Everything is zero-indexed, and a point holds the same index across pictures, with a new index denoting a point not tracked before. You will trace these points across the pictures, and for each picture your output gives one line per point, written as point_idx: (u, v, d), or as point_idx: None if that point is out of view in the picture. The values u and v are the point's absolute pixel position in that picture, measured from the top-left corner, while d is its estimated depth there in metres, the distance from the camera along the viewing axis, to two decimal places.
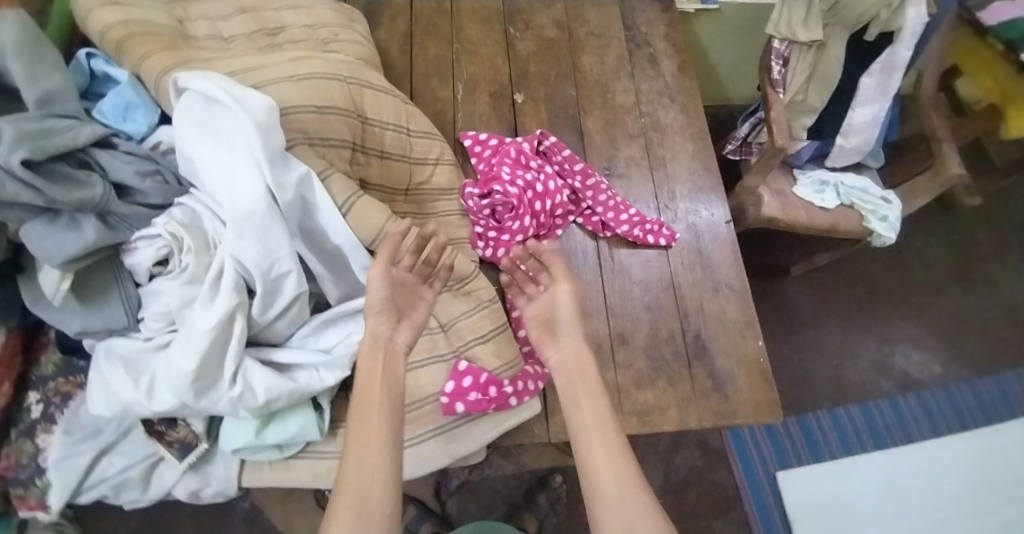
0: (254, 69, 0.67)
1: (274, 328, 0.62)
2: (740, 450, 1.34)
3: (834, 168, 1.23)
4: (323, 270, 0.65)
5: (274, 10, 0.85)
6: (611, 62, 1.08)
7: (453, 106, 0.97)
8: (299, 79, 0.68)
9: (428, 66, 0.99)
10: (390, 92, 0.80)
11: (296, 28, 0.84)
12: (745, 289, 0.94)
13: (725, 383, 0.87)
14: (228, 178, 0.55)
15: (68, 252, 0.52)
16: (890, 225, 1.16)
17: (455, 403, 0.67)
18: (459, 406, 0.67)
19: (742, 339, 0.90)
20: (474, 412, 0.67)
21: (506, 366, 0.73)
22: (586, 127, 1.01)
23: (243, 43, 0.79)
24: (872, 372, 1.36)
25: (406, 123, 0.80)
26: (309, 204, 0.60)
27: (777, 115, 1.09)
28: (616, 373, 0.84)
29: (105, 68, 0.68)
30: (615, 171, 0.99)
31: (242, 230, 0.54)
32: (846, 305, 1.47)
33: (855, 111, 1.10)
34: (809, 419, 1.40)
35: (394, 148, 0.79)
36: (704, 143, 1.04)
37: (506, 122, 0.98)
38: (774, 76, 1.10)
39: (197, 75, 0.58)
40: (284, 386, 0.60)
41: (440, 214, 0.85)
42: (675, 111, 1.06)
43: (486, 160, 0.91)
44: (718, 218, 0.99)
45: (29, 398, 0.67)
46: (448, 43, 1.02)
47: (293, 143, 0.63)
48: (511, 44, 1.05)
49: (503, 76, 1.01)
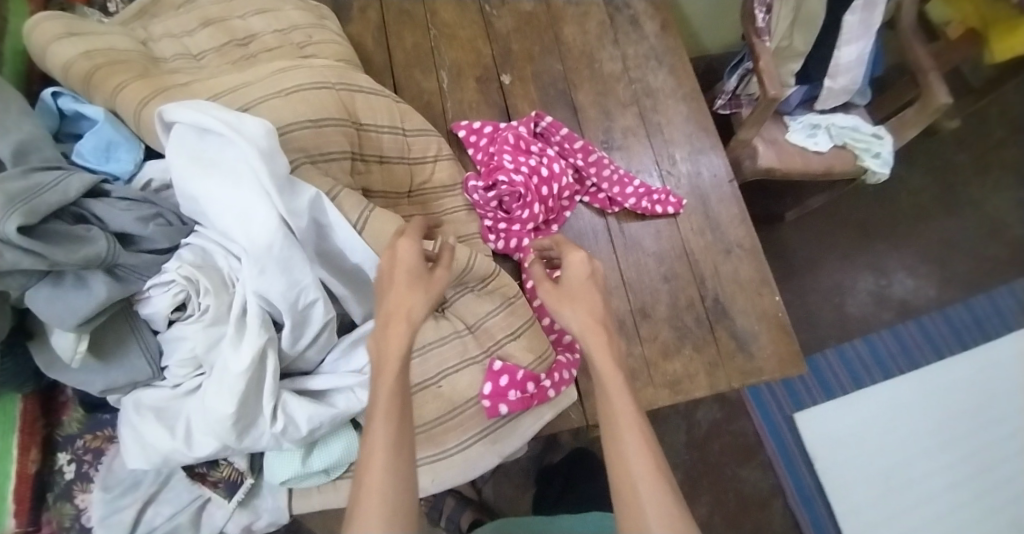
0: (240, 89, 0.63)
1: (304, 356, 0.61)
2: (757, 399, 1.36)
3: (823, 111, 1.23)
4: (345, 291, 0.62)
5: (241, 18, 0.80)
6: (593, 29, 1.05)
7: (440, 97, 0.93)
8: (290, 94, 0.64)
9: (408, 57, 0.95)
10: (380, 92, 0.75)
11: (267, 34, 0.79)
12: (756, 246, 0.94)
13: (749, 342, 0.88)
14: (239, 213, 0.52)
15: (80, 314, 0.49)
16: (884, 161, 1.17)
17: (498, 404, 0.67)
18: (502, 408, 0.67)
19: (759, 296, 0.91)
20: (517, 411, 0.68)
21: (540, 360, 0.72)
22: (578, 102, 0.99)
23: (215, 58, 0.74)
24: (872, 304, 1.51)
25: (401, 123, 0.77)
26: (323, 226, 0.58)
27: (765, 65, 1.07)
28: (642, 348, 0.84)
29: (74, 105, 0.63)
30: (614, 143, 0.97)
31: (264, 264, 0.52)
32: (840, 244, 1.55)
33: (840, 51, 1.10)
34: (819, 360, 1.41)
35: (393, 151, 0.76)
36: (697, 102, 1.03)
37: (497, 107, 0.95)
38: (758, 25, 1.08)
39: (184, 104, 0.54)
40: (326, 413, 0.59)
41: (446, 211, 0.82)
42: (664, 74, 1.04)
43: (484, 149, 0.89)
44: (720, 177, 0.99)
45: (59, 459, 0.64)
46: (425, 30, 0.97)
47: (296, 163, 0.60)
48: (489, 22, 1.00)
49: (486, 58, 0.98)
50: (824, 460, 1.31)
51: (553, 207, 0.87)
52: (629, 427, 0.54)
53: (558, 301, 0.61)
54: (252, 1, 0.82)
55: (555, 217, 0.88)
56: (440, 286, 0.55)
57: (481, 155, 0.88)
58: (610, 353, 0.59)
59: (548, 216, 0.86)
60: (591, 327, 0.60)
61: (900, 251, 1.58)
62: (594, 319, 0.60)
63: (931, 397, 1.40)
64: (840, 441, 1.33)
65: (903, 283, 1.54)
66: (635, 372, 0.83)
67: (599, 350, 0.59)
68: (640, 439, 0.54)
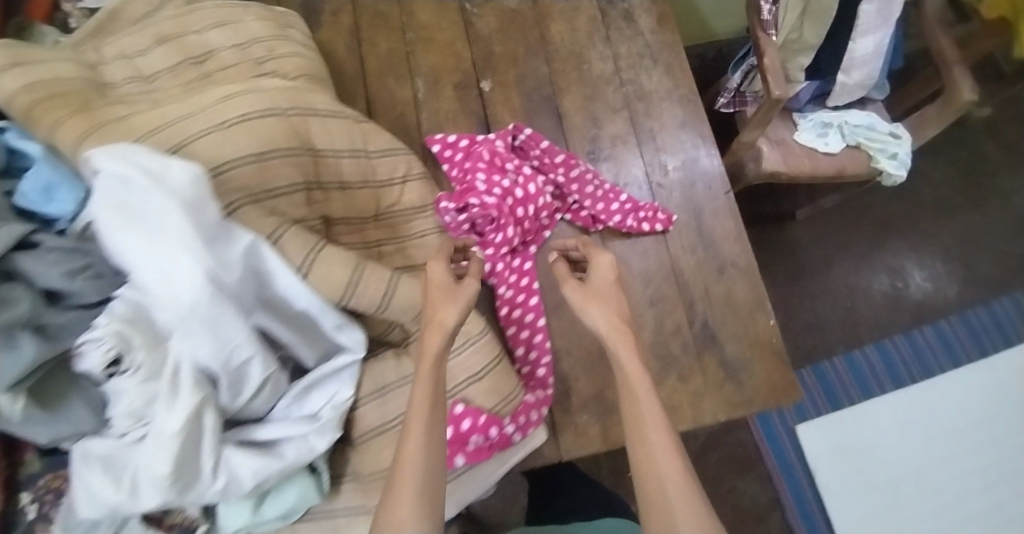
0: (171, 124, 0.58)
1: (250, 406, 0.59)
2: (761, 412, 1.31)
3: (836, 107, 1.14)
4: (292, 338, 0.60)
5: (197, 33, 0.76)
6: (583, 26, 0.97)
7: (415, 107, 0.88)
8: (235, 125, 0.59)
9: (381, 64, 0.89)
10: (340, 114, 0.71)
11: (224, 50, 0.75)
12: (751, 264, 0.88)
13: (739, 370, 0.83)
14: (158, 268, 0.48)
15: (9, 378, 0.46)
16: (900, 163, 1.08)
17: (455, 456, 0.65)
18: (459, 458, 0.65)
19: (753, 320, 0.86)
20: (474, 461, 0.66)
21: (505, 401, 0.68)
22: (563, 108, 0.92)
23: (169, 80, 0.71)
24: (887, 308, 1.43)
25: (363, 145, 0.73)
26: (263, 273, 0.55)
27: (771, 62, 0.98)
28: (623, 377, 0.81)
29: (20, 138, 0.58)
30: (601, 154, 0.91)
31: (188, 325, 0.49)
32: (856, 243, 1.47)
33: (856, 43, 1.01)
34: (825, 367, 1.36)
35: (354, 176, 0.72)
36: (694, 105, 0.96)
37: (476, 116, 0.89)
38: (763, 17, 1.00)
39: (108, 149, 0.50)
40: (273, 465, 0.57)
41: (416, 235, 0.79)
42: (660, 74, 0.97)
43: (459, 165, 0.84)
44: (716, 189, 0.92)
45: (22, 499, 0.62)
46: (400, 34, 0.91)
47: (237, 204, 0.56)
48: (469, 23, 0.94)
49: (465, 63, 0.92)
50: (825, 472, 1.27)
51: (531, 228, 0.83)
52: (655, 428, 0.59)
53: (584, 300, 0.70)
54: (212, 13, 0.78)
55: (534, 237, 0.83)
56: (468, 294, 0.64)
57: (456, 172, 0.84)
58: (635, 357, 0.65)
59: (526, 236, 0.82)
60: (613, 330, 0.67)
61: (921, 250, 1.48)
62: (618, 320, 0.68)
63: (945, 405, 1.34)
64: (843, 453, 1.29)
65: (921, 285, 1.45)
66: (614, 403, 0.80)
67: (623, 353, 0.65)
68: (661, 436, 0.58)
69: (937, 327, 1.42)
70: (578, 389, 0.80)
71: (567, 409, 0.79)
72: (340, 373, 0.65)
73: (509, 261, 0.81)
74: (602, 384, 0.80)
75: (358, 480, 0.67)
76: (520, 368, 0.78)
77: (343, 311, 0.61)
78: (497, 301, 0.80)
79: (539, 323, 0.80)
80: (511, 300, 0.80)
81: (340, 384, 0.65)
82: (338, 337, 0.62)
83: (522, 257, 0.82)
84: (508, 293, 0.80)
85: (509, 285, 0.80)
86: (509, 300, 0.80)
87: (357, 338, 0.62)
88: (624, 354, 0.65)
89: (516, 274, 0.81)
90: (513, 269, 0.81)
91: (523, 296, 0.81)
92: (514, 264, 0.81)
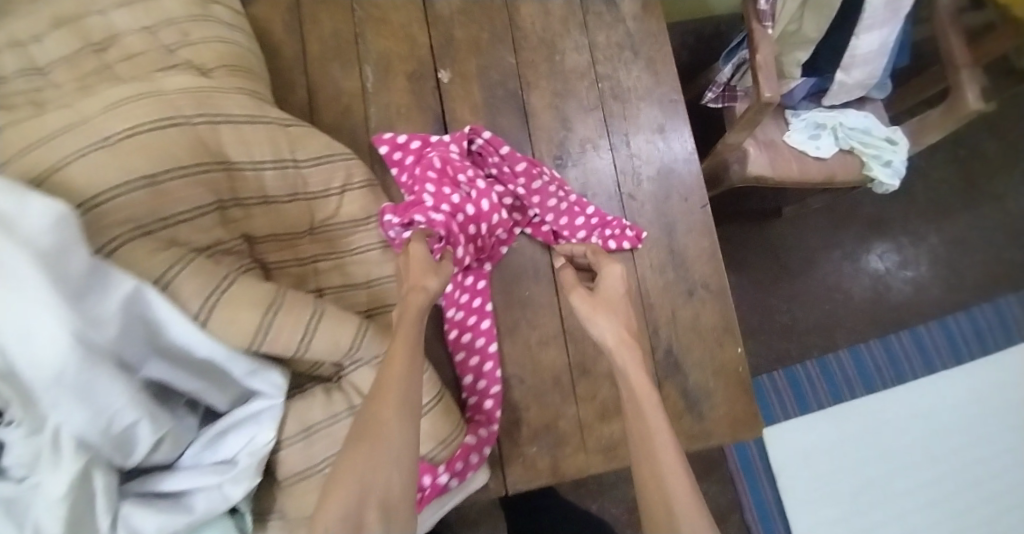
0: (40, 143, 0.49)
1: (154, 456, 0.54)
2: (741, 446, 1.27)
3: (831, 107, 1.05)
4: (197, 385, 0.54)
5: (100, 13, 0.65)
6: (557, 10, 0.87)
7: (362, 100, 0.79)
8: (123, 139, 0.51)
9: (325, 48, 0.79)
10: (261, 119, 0.62)
11: (131, 35, 0.64)
12: (723, 287, 0.83)
13: (700, 401, 0.79)
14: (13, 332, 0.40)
15: None
16: (893, 172, 1.02)
17: None
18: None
19: (720, 347, 0.81)
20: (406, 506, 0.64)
21: (443, 445, 0.64)
22: (529, 105, 0.83)
23: (65, 73, 0.61)
24: (867, 311, 1.39)
25: (289, 153, 0.65)
26: (153, 321, 0.48)
27: (764, 58, 0.89)
28: (577, 408, 0.76)
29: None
30: (569, 159, 0.83)
31: (56, 393, 0.43)
32: (841, 243, 1.41)
33: (858, 39, 0.91)
34: (798, 371, 1.32)
35: (279, 189, 0.64)
36: (676, 105, 0.87)
37: (431, 113, 0.80)
38: (759, 6, 0.89)
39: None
40: (177, 521, 0.52)
41: (356, 251, 0.71)
42: (640, 69, 0.87)
43: (409, 170, 0.75)
44: (693, 202, 0.84)
45: None
46: (348, 12, 0.81)
47: (122, 239, 0.49)
48: (428, 2, 0.83)
49: (421, 49, 0.82)
50: (789, 477, 1.26)
51: (487, 242, 0.76)
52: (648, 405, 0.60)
53: (592, 309, 0.69)
54: None
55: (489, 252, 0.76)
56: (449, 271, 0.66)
57: (405, 179, 0.75)
58: (643, 371, 0.63)
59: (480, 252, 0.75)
60: (620, 342, 0.66)
61: (908, 252, 1.43)
62: (627, 334, 0.67)
63: (916, 412, 1.32)
64: (808, 459, 1.27)
65: (903, 288, 1.41)
66: (567, 434, 0.75)
67: (631, 365, 0.64)
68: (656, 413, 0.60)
69: (916, 331, 1.38)
70: (529, 419, 0.75)
71: (517, 440, 0.74)
72: (259, 414, 0.58)
73: (459, 280, 0.74)
74: (556, 413, 0.75)
75: (284, 520, 0.62)
76: (467, 397, 0.72)
77: (256, 354, 0.55)
78: (445, 323, 0.74)
79: (490, 349, 0.74)
80: (461, 322, 0.74)
81: (259, 427, 0.58)
82: (251, 381, 0.56)
83: (475, 274, 0.76)
84: (458, 315, 0.74)
85: (459, 306, 0.74)
86: (459, 322, 0.74)
87: (275, 383, 0.57)
88: (630, 369, 0.64)
89: (467, 293, 0.75)
90: (464, 287, 0.75)
91: (474, 319, 0.75)
92: (467, 282, 0.75)
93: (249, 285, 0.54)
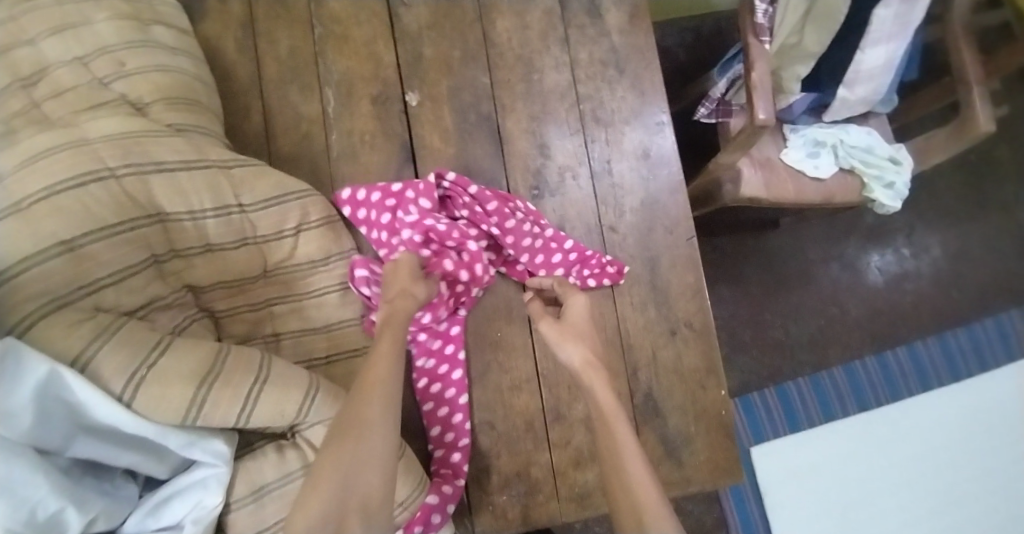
0: None
1: None
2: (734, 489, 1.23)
3: (832, 122, 0.98)
4: (131, 458, 0.49)
5: (29, 43, 0.59)
6: (536, 23, 0.80)
7: (323, 126, 0.73)
8: (36, 200, 0.46)
9: (282, 67, 0.73)
10: (199, 163, 0.58)
11: (63, 67, 0.59)
12: (707, 326, 0.79)
13: (680, 447, 0.76)
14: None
15: None
16: (896, 194, 0.96)
17: None
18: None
19: (701, 390, 0.77)
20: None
21: (401, 507, 0.60)
22: (505, 131, 0.78)
23: None
24: (863, 326, 1.35)
25: (234, 198, 0.60)
26: (74, 399, 0.44)
27: (761, 75, 0.82)
28: (551, 454, 0.73)
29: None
30: (548, 189, 0.78)
31: None
32: (840, 255, 1.36)
33: (863, 54, 0.84)
34: (789, 388, 1.29)
35: (225, 237, 0.59)
36: (663, 128, 0.81)
37: (397, 139, 0.75)
38: (758, 19, 0.83)
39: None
40: None
41: (316, 294, 0.67)
42: (625, 89, 0.81)
43: (374, 225, 0.71)
44: (679, 234, 0.80)
45: None
46: (307, 28, 0.74)
47: (37, 315, 0.44)
48: (395, 16, 0.77)
49: (387, 69, 0.76)
50: (777, 495, 1.23)
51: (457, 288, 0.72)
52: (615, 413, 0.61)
53: (560, 334, 0.67)
54: (49, 12, 0.61)
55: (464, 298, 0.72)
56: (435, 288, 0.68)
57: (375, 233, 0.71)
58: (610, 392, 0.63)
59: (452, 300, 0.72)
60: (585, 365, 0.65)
61: (909, 264, 1.38)
62: (594, 356, 0.66)
63: (910, 430, 1.29)
64: (798, 477, 1.24)
65: (902, 303, 1.37)
66: (539, 482, 0.72)
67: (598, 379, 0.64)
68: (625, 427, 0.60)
69: (912, 347, 1.34)
70: (499, 467, 0.71)
71: (486, 489, 0.71)
72: (203, 481, 0.52)
73: (431, 327, 0.71)
74: (527, 460, 0.72)
75: None
76: (434, 450, 0.69)
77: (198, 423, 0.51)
78: (415, 372, 0.71)
79: (461, 400, 0.70)
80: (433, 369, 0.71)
81: (207, 492, 0.52)
82: (192, 453, 0.51)
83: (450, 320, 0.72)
84: (429, 363, 0.71)
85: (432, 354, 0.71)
86: (429, 371, 0.71)
87: (218, 451, 0.52)
88: (599, 386, 0.64)
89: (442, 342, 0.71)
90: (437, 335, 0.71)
91: (445, 367, 0.71)
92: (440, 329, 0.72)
93: (183, 354, 0.49)
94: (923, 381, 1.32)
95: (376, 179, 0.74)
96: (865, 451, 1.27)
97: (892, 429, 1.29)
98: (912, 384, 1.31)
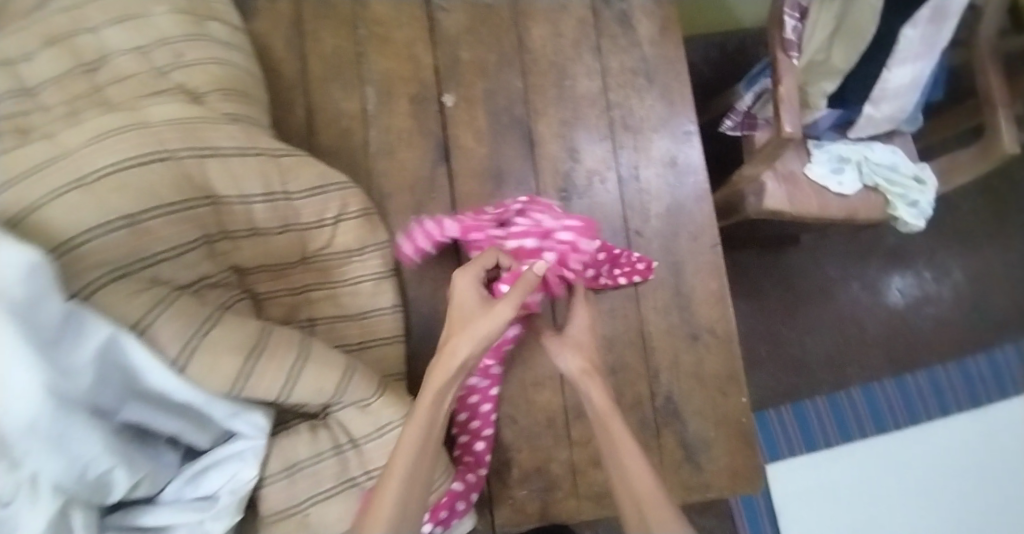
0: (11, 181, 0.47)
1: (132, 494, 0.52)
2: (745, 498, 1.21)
3: (857, 139, 1.00)
4: (178, 426, 0.52)
5: (93, 32, 0.63)
6: (569, 32, 0.83)
7: (362, 122, 0.76)
8: (104, 178, 0.49)
9: (326, 65, 0.76)
10: (251, 151, 0.61)
11: (122, 55, 0.62)
12: (729, 333, 0.79)
13: (699, 452, 0.76)
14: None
15: None
16: (919, 212, 0.97)
17: None
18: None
19: (722, 396, 0.78)
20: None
21: (430, 491, 0.60)
22: (536, 134, 0.80)
23: (55, 92, 0.58)
24: (882, 347, 1.34)
25: (281, 186, 0.62)
26: (129, 366, 0.46)
27: (789, 89, 0.85)
28: (570, 452, 0.74)
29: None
30: (576, 192, 0.80)
31: (24, 445, 0.40)
32: (860, 274, 1.36)
33: (891, 72, 0.85)
34: (806, 406, 1.28)
35: (271, 222, 0.62)
36: (690, 137, 0.83)
37: (432, 137, 0.77)
38: (786, 35, 0.85)
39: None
40: None
41: (350, 282, 0.69)
42: (654, 98, 0.83)
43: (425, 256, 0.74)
44: (704, 240, 0.81)
45: None
46: (350, 29, 0.78)
47: (99, 284, 0.46)
48: (435, 20, 0.80)
49: (425, 70, 0.78)
50: (790, 514, 1.22)
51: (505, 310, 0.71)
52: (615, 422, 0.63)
53: (559, 346, 0.69)
54: (113, 4, 0.64)
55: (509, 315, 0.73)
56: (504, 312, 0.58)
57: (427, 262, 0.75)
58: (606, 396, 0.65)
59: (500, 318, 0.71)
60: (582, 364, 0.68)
61: (930, 286, 1.37)
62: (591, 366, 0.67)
63: (927, 457, 1.27)
64: (813, 497, 1.23)
65: (922, 325, 1.36)
66: (558, 479, 0.73)
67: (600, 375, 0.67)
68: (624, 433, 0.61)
69: (933, 372, 1.32)
70: (519, 461, 0.73)
71: (506, 482, 0.72)
72: (241, 452, 0.57)
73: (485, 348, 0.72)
74: (547, 456, 0.73)
75: None
76: (458, 435, 0.70)
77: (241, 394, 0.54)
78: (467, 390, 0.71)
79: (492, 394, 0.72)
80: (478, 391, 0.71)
81: (243, 464, 0.57)
82: (234, 424, 0.54)
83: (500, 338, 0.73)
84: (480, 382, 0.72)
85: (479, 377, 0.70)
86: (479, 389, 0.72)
87: (257, 424, 0.56)
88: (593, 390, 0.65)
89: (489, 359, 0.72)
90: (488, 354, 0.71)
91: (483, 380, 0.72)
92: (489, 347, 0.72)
93: (232, 329, 0.52)
94: (943, 408, 1.30)
95: (409, 175, 0.76)
96: (882, 476, 1.25)
97: (910, 455, 1.27)
98: (932, 410, 1.30)
